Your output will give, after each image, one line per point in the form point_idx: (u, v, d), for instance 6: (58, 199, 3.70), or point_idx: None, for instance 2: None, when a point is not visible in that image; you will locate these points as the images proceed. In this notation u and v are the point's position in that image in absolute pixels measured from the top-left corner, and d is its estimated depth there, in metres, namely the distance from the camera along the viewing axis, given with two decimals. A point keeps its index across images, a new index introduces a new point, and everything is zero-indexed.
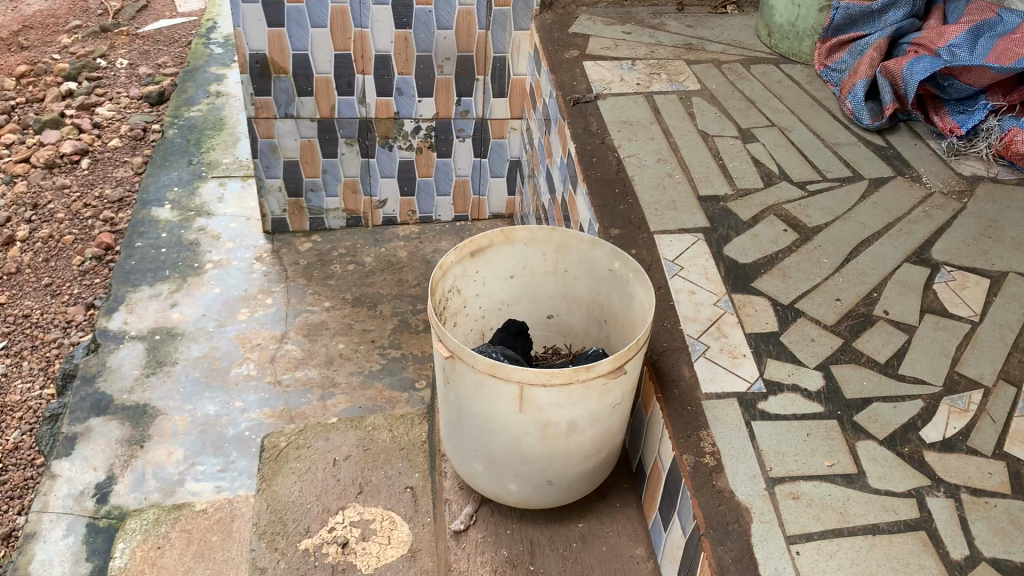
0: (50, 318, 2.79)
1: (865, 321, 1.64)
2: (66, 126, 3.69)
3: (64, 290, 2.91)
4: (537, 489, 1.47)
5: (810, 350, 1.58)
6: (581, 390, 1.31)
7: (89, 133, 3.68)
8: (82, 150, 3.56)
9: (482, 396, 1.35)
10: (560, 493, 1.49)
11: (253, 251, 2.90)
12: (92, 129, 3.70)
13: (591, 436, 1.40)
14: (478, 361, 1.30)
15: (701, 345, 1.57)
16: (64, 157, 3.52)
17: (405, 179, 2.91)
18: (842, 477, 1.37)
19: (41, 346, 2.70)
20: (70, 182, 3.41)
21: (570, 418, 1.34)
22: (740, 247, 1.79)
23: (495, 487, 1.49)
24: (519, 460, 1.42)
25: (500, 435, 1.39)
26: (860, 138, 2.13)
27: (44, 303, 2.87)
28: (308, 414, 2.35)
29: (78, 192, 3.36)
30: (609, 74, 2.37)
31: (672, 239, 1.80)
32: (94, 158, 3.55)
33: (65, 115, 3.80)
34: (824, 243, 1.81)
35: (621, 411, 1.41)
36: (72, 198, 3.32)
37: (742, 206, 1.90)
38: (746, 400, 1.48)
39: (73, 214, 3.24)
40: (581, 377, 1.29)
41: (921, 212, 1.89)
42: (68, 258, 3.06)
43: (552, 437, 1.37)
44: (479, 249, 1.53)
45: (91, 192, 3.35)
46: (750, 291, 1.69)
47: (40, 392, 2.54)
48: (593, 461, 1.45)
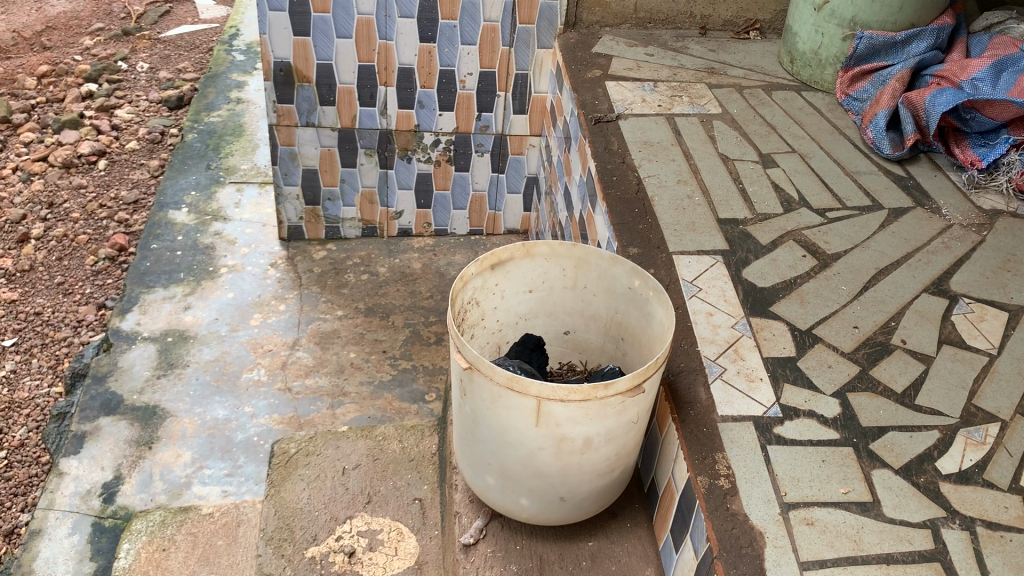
0: (62, 317, 2.80)
1: (882, 349, 1.63)
2: (85, 127, 3.72)
3: (77, 289, 2.92)
4: (549, 504, 1.46)
5: (827, 376, 1.57)
6: (599, 406, 1.30)
7: (107, 134, 3.70)
8: (100, 151, 3.58)
9: (498, 410, 1.35)
10: (572, 510, 1.49)
11: (268, 257, 2.91)
12: (110, 131, 3.73)
13: (606, 453, 1.39)
14: (496, 373, 1.30)
15: (717, 368, 1.57)
16: (81, 158, 3.54)
17: (422, 191, 2.93)
18: (858, 505, 1.36)
19: (52, 344, 2.71)
20: (87, 182, 3.43)
21: (586, 434, 1.34)
22: (758, 271, 1.79)
23: (507, 501, 1.49)
24: (532, 474, 1.41)
25: (514, 449, 1.39)
26: (880, 168, 2.13)
27: (57, 301, 2.88)
28: (317, 422, 2.35)
29: (95, 193, 3.38)
30: (631, 95, 2.39)
31: (690, 260, 1.80)
32: (112, 160, 3.57)
33: (84, 115, 3.83)
34: (842, 270, 1.81)
35: (637, 430, 1.40)
36: (89, 198, 3.34)
37: (761, 230, 1.90)
38: (762, 424, 1.47)
39: (89, 214, 3.26)
40: (600, 395, 1.28)
41: (940, 244, 1.89)
42: (82, 257, 3.07)
43: (566, 453, 1.37)
44: (499, 262, 1.53)
45: (108, 193, 3.36)
46: (768, 315, 1.69)
47: (49, 389, 2.55)
48: (606, 479, 1.45)
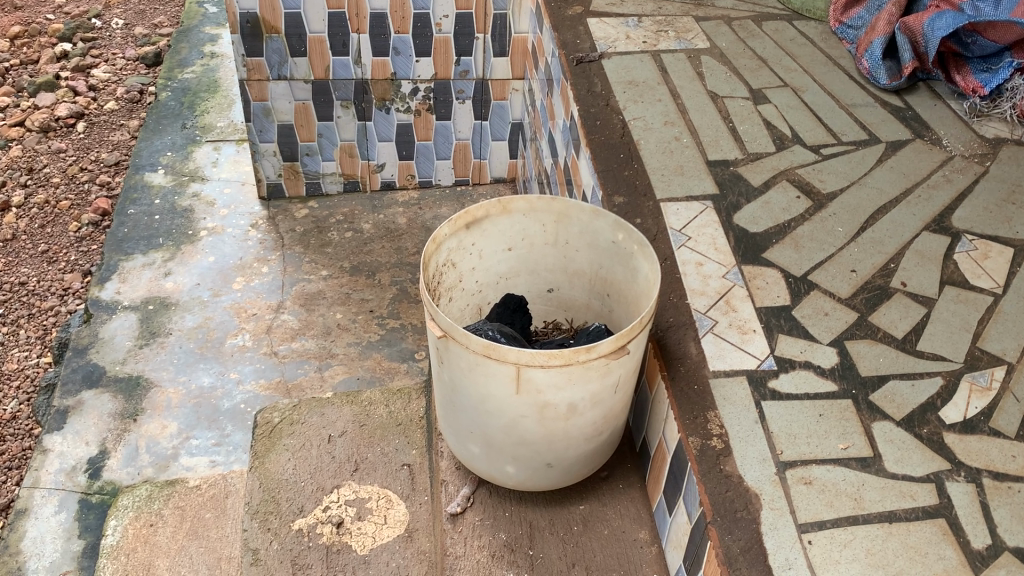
0: (47, 286, 2.75)
1: (882, 293, 1.55)
2: (61, 89, 3.61)
3: (61, 257, 2.86)
4: (536, 471, 1.39)
5: (824, 324, 1.49)
6: (582, 370, 1.24)
7: (84, 95, 3.59)
8: (78, 113, 3.47)
9: (478, 377, 1.28)
10: (562, 475, 1.42)
11: (248, 217, 2.82)
12: (87, 92, 3.61)
13: (593, 418, 1.33)
14: (470, 338, 1.23)
15: (709, 321, 1.49)
16: (59, 121, 3.44)
17: (403, 142, 2.82)
18: (858, 461, 1.30)
19: (39, 314, 2.66)
20: (67, 146, 3.34)
21: (570, 398, 1.27)
22: (750, 215, 1.70)
23: (492, 470, 1.42)
24: (516, 442, 1.34)
25: (496, 417, 1.32)
26: (877, 99, 2.03)
27: (42, 270, 2.82)
28: (305, 387, 2.30)
29: (74, 156, 3.29)
30: (614, 31, 2.26)
31: (679, 206, 1.71)
32: (90, 121, 3.47)
33: (60, 77, 3.71)
34: (838, 210, 1.72)
35: (624, 391, 1.34)
36: (68, 162, 3.24)
37: (753, 171, 1.81)
38: (756, 379, 1.40)
39: (70, 179, 3.17)
40: (582, 359, 1.22)
41: (941, 178, 1.79)
42: (65, 224, 2.99)
43: (551, 419, 1.30)
44: (475, 220, 1.45)
45: (88, 156, 3.27)
46: (761, 262, 1.60)
47: (37, 360, 2.51)
48: (594, 443, 1.38)
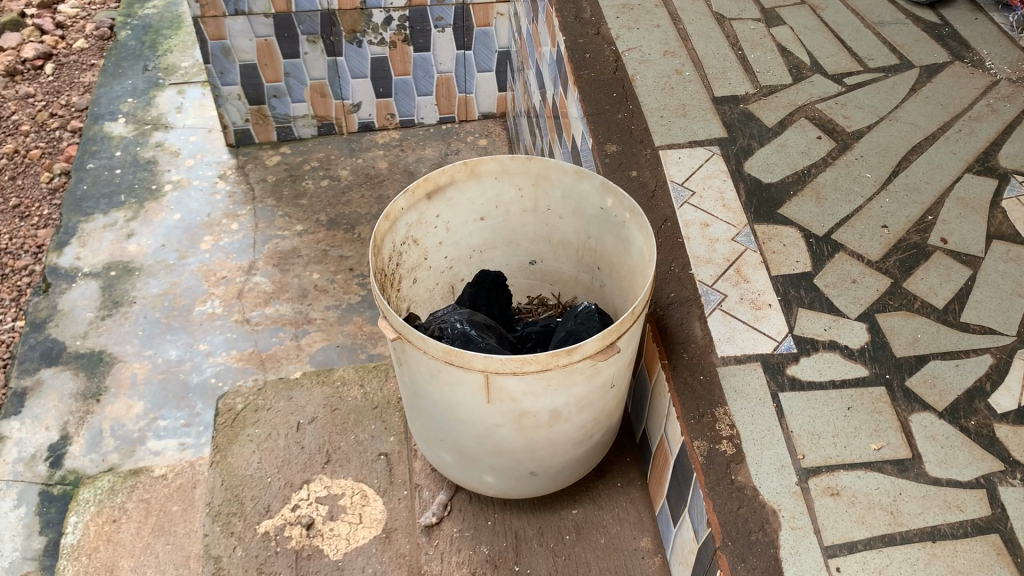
0: (18, 244, 2.55)
1: (918, 253, 1.33)
2: (27, 28, 3.35)
3: (33, 211, 2.65)
4: (519, 480, 1.21)
5: (851, 295, 1.28)
6: (565, 374, 1.03)
7: (51, 34, 3.33)
8: (45, 54, 3.22)
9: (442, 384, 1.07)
10: (550, 481, 1.23)
11: (216, 168, 2.60)
12: (54, 30, 3.35)
13: (581, 421, 1.14)
14: (428, 343, 1.02)
15: (716, 295, 1.28)
16: (26, 63, 3.19)
17: (380, 79, 2.57)
18: (894, 465, 1.10)
19: (12, 274, 2.47)
20: (35, 90, 3.10)
21: (552, 405, 1.08)
22: (764, 162, 1.46)
23: (469, 479, 1.23)
24: (492, 452, 1.15)
25: (467, 427, 1.12)
26: (908, 16, 1.76)
27: (12, 226, 2.61)
28: (280, 357, 2.11)
29: (43, 101, 3.05)
30: None
31: (681, 155, 1.48)
32: (58, 63, 3.21)
33: (25, 15, 3.44)
34: (866, 152, 1.48)
35: (616, 390, 1.14)
36: (37, 108, 3.01)
37: (766, 108, 1.57)
38: (773, 365, 1.20)
39: (39, 125, 2.94)
40: (564, 364, 1.01)
41: (983, 108, 1.55)
42: (36, 174, 2.78)
43: (531, 427, 1.11)
44: (437, 189, 1.23)
45: (57, 101, 3.03)
46: (777, 219, 1.38)
47: (12, 324, 2.33)
48: (584, 446, 1.19)
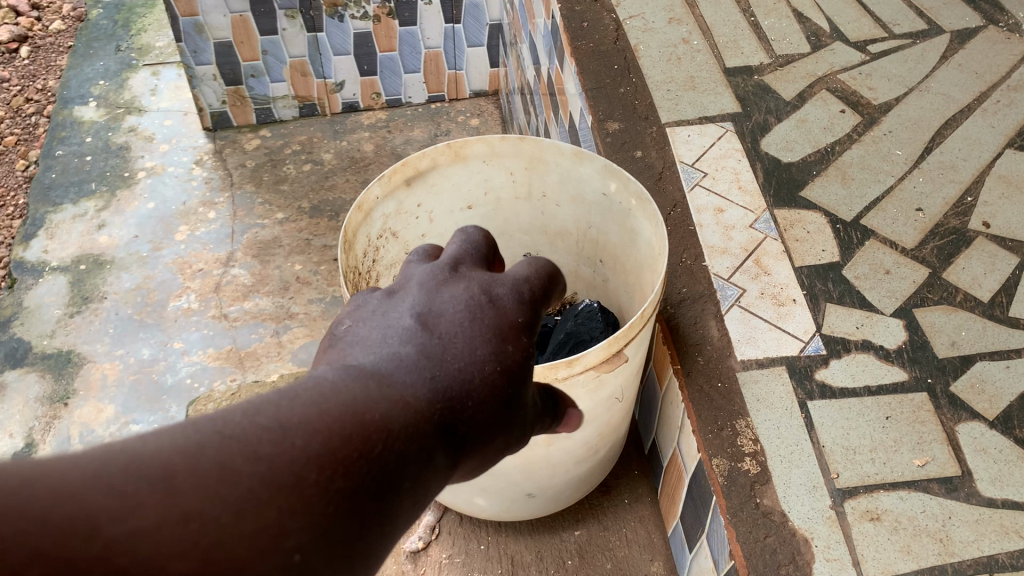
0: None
1: (958, 239, 1.19)
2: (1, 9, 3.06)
3: (9, 201, 2.42)
4: (514, 502, 1.09)
5: (885, 287, 1.14)
6: (564, 389, 0.90)
7: (27, 15, 3.02)
8: (20, 36, 2.94)
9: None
10: (549, 497, 1.11)
11: (193, 152, 2.45)
12: (31, 10, 3.04)
13: (582, 435, 1.00)
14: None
15: (734, 290, 1.14)
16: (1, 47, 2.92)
17: (364, 55, 2.41)
18: (940, 483, 0.96)
19: None
20: (9, 75, 2.83)
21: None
22: (783, 139, 1.32)
23: (459, 501, 1.11)
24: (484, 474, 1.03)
25: None
26: None
27: None
28: (260, 355, 1.97)
29: (19, 86, 2.79)
30: None
31: (691, 133, 1.34)
32: (35, 45, 2.93)
33: None
34: (895, 127, 1.34)
35: (623, 401, 1.01)
36: (12, 94, 2.76)
37: (784, 79, 1.42)
38: (799, 369, 1.06)
39: (15, 111, 2.70)
40: (561, 378, 0.88)
41: (1021, 77, 1.41)
42: (11, 163, 2.55)
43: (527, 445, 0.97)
44: (417, 175, 1.08)
45: (34, 85, 2.77)
46: (799, 203, 1.24)
47: None
48: (586, 460, 1.06)
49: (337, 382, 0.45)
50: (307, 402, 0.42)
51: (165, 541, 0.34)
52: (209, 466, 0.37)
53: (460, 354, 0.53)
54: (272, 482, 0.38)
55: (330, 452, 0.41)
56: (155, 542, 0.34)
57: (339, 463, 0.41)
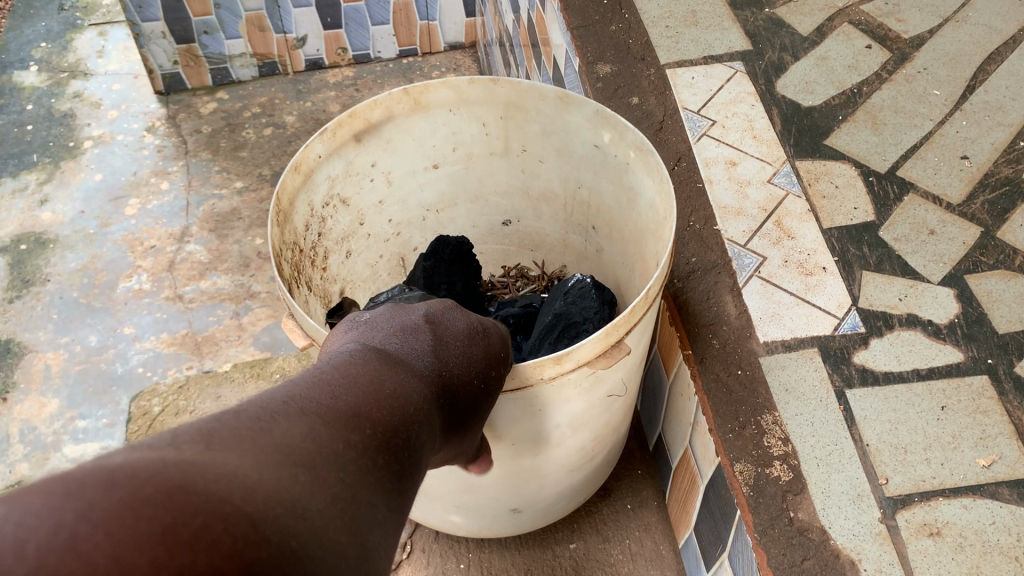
0: None
1: (1013, 192, 1.01)
2: None
3: None
4: (497, 518, 0.92)
5: (930, 251, 0.96)
6: (551, 390, 0.72)
7: None
8: None
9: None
10: (540, 515, 0.94)
11: (143, 119, 2.24)
12: None
13: (576, 439, 0.83)
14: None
15: (753, 259, 0.96)
16: None
17: (327, 7, 2.20)
18: (1012, 486, 0.79)
19: None
20: None
21: (534, 426, 0.77)
22: (802, 81, 1.13)
23: (432, 518, 0.94)
24: (460, 489, 0.85)
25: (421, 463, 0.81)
26: None
27: None
28: (217, 340, 1.79)
29: None
30: None
31: (694, 74, 1.15)
32: None
33: None
34: (931, 63, 1.15)
35: (622, 399, 0.84)
36: None
37: (799, 12, 1.23)
38: (834, 352, 0.89)
39: None
40: (547, 379, 0.70)
41: None
42: None
43: (508, 453, 0.80)
44: (370, 127, 0.90)
45: None
46: (824, 154, 1.05)
47: None
48: (583, 467, 0.89)
49: (385, 376, 0.54)
50: (369, 393, 0.51)
51: (321, 503, 0.40)
52: (326, 441, 0.43)
53: (464, 360, 0.63)
54: (366, 462, 0.45)
55: (390, 432, 0.49)
56: (319, 514, 0.40)
57: (403, 436, 0.50)
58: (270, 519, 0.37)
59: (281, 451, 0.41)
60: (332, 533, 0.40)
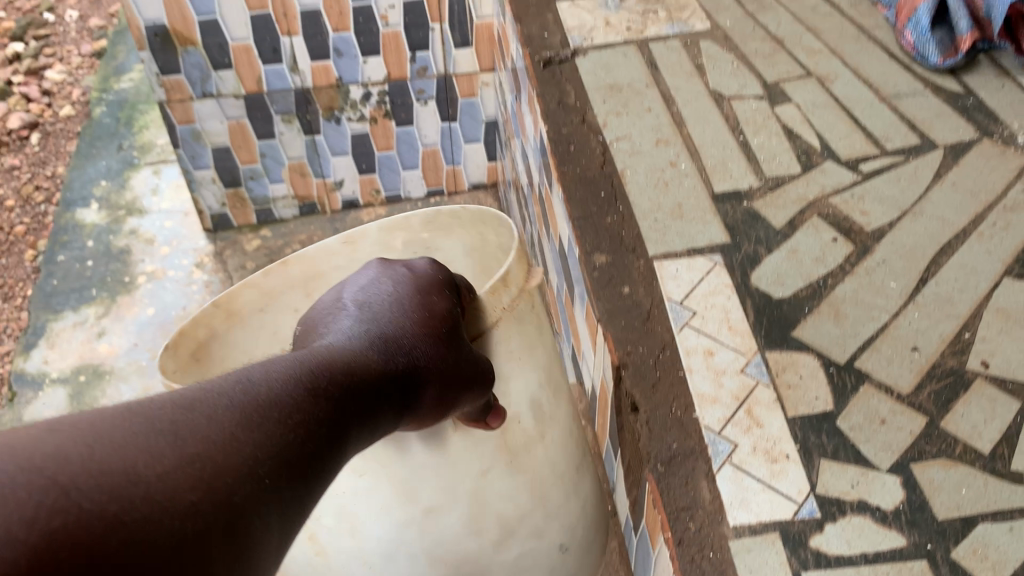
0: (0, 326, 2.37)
1: (956, 382, 1.15)
2: (14, 97, 3.20)
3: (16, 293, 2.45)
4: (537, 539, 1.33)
5: (881, 440, 1.10)
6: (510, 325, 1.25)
7: (38, 102, 3.15)
8: (31, 124, 3.06)
9: (401, 483, 1.20)
10: (520, 552, 1.32)
11: (193, 256, 2.46)
12: (42, 97, 3.17)
13: (549, 432, 1.32)
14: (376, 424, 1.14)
15: (726, 445, 1.10)
16: (13, 134, 3.05)
17: (362, 155, 2.42)
18: None
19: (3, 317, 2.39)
20: (19, 161, 2.94)
21: (514, 395, 1.27)
22: (774, 273, 1.29)
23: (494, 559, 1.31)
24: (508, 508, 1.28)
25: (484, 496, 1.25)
26: (927, 85, 1.61)
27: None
28: None
29: (29, 173, 2.88)
30: (591, 18, 1.79)
31: (679, 267, 1.31)
32: (44, 132, 3.04)
33: (12, 83, 3.27)
34: (890, 255, 1.31)
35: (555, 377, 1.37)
36: (22, 181, 2.84)
37: (774, 205, 1.39)
38: (793, 536, 1.02)
39: (24, 199, 2.78)
40: (504, 310, 1.23)
41: (1018, 195, 1.39)
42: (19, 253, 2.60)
43: (512, 443, 1.27)
44: None
45: (43, 172, 2.86)
46: (791, 345, 1.20)
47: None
48: (562, 463, 1.33)
49: (274, 375, 0.84)
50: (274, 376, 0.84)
51: (171, 466, 0.67)
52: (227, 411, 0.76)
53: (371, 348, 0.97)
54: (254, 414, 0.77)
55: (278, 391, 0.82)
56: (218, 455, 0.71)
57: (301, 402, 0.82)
58: (172, 474, 0.67)
59: (157, 435, 0.68)
60: (227, 462, 0.71)
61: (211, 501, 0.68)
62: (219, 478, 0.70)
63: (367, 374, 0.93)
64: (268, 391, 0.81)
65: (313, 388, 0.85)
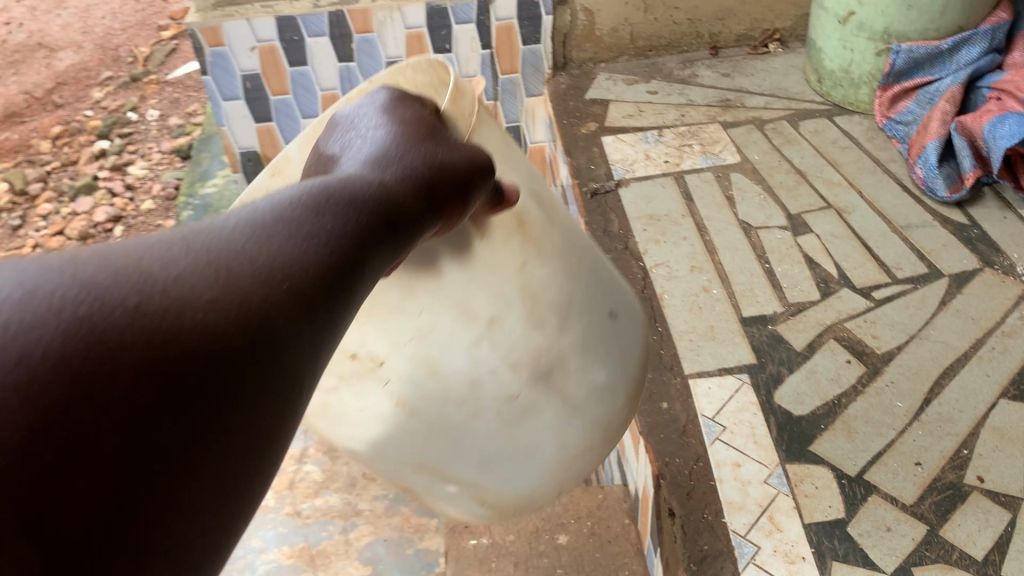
0: None
1: (955, 494, 1.31)
2: (100, 192, 3.52)
3: None
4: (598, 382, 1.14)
5: (886, 545, 1.26)
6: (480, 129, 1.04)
7: (122, 196, 3.49)
8: (116, 217, 3.39)
9: (454, 303, 1.04)
10: (597, 387, 1.13)
11: None
12: (125, 192, 3.51)
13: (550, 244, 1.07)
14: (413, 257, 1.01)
15: (750, 547, 1.27)
16: (98, 227, 3.37)
17: None
18: None
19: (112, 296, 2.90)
20: None
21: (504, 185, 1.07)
22: (794, 393, 1.47)
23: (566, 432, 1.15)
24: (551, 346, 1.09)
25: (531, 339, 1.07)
26: (936, 216, 1.80)
27: None
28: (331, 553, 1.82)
29: None
30: (632, 152, 2.03)
31: (710, 385, 1.50)
32: (127, 224, 3.37)
33: (98, 177, 3.61)
34: (897, 377, 1.49)
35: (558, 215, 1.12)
36: None
37: (795, 329, 1.58)
38: None
39: None
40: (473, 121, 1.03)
41: (1016, 321, 1.56)
42: None
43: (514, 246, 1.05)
44: None
45: None
46: (808, 459, 1.38)
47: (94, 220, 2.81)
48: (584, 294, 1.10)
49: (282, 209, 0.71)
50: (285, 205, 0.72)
51: (174, 303, 0.57)
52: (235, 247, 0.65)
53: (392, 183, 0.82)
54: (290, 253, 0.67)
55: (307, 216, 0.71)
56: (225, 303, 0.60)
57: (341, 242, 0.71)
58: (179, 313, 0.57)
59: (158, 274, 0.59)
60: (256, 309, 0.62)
61: (233, 335, 0.59)
62: (246, 301, 0.61)
63: (400, 198, 0.81)
64: (288, 221, 0.69)
65: (323, 217, 0.72)
